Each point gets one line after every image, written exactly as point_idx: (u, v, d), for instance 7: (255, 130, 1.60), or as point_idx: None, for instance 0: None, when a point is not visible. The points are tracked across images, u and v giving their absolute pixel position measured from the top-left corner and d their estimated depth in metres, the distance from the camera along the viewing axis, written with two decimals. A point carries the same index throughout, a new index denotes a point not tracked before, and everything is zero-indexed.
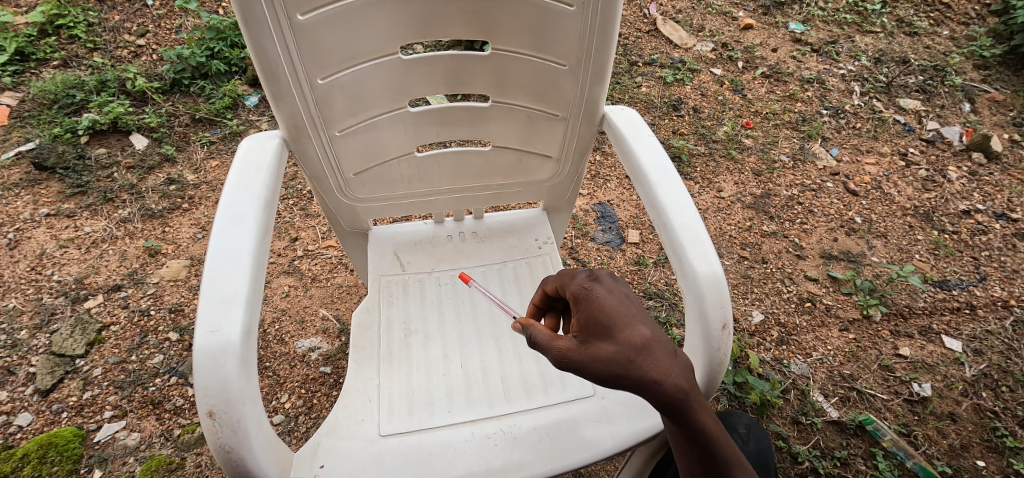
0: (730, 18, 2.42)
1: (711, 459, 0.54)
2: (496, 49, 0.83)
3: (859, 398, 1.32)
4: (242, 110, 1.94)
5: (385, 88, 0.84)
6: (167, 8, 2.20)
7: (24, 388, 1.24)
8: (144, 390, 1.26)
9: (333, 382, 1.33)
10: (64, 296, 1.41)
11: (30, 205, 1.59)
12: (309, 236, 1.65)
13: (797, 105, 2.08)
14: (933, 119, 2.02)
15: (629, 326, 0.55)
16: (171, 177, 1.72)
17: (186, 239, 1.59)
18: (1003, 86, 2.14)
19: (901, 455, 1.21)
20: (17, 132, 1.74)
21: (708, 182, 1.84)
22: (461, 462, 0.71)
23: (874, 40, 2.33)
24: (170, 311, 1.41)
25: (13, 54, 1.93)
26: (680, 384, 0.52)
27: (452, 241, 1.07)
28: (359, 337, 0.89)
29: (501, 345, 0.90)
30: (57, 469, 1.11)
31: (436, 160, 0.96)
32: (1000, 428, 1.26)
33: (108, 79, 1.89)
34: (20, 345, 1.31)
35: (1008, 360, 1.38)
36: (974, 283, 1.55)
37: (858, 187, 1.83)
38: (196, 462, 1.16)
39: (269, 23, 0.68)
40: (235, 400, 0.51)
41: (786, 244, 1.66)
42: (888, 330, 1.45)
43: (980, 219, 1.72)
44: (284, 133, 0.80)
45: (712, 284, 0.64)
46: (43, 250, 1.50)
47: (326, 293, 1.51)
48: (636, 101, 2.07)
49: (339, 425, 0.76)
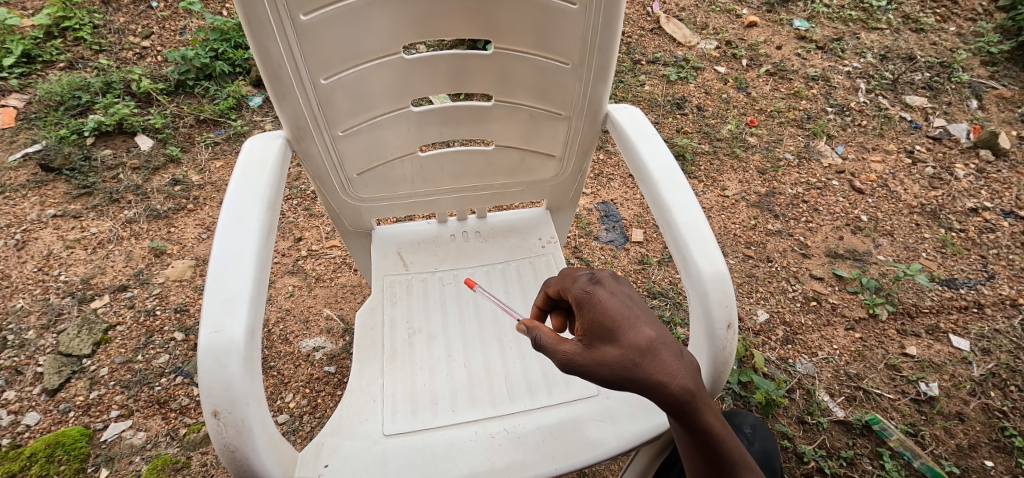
0: (734, 15, 2.41)
1: (718, 460, 0.53)
2: (498, 49, 0.83)
3: (865, 398, 1.31)
4: (247, 111, 1.96)
5: (388, 88, 0.84)
6: (172, 10, 2.22)
7: (31, 388, 1.24)
8: (150, 390, 1.27)
9: (338, 382, 1.33)
10: (71, 296, 1.42)
11: (36, 207, 1.60)
12: (313, 237, 1.65)
13: (802, 102, 2.07)
14: (940, 116, 2.00)
15: (634, 328, 0.54)
16: (176, 178, 1.73)
17: (192, 238, 1.60)
18: (1011, 82, 2.12)
19: (908, 455, 1.20)
20: (24, 134, 1.76)
21: (713, 180, 1.83)
22: (464, 463, 0.71)
23: (880, 37, 2.31)
24: (176, 311, 1.42)
25: (19, 56, 1.94)
26: (687, 385, 0.52)
27: (455, 240, 1.07)
28: (362, 337, 0.89)
29: (504, 345, 0.90)
30: (64, 468, 1.12)
31: (439, 160, 0.96)
32: (1008, 428, 1.24)
33: (113, 81, 1.89)
34: (28, 345, 1.32)
35: (1016, 359, 1.36)
36: (982, 281, 1.54)
37: (864, 185, 1.82)
38: (201, 461, 1.17)
39: (272, 25, 0.68)
40: (240, 400, 0.51)
41: (791, 243, 1.65)
42: (894, 329, 1.44)
43: (987, 217, 1.71)
44: (287, 133, 0.80)
45: (716, 283, 0.63)
46: (51, 250, 1.51)
47: (331, 293, 1.52)
48: (639, 100, 2.06)
49: (344, 425, 0.76)
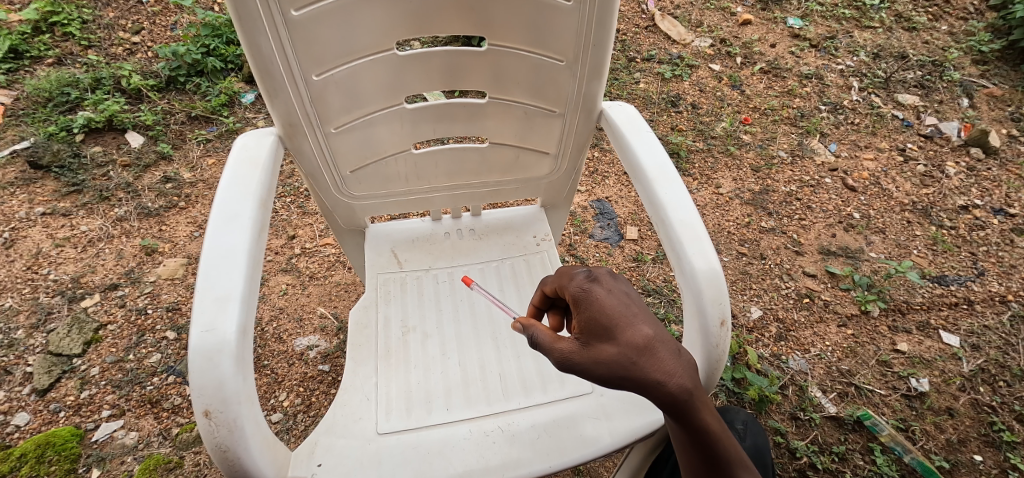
0: (728, 13, 2.42)
1: (714, 457, 0.54)
2: (492, 45, 0.83)
3: (857, 394, 1.32)
4: (239, 108, 1.94)
5: (380, 84, 0.83)
6: (162, 5, 2.19)
7: (21, 388, 1.23)
8: (142, 389, 1.26)
9: (332, 381, 1.33)
10: (61, 295, 1.40)
11: (25, 205, 1.58)
12: (307, 235, 1.64)
13: (796, 100, 2.08)
14: (932, 114, 2.02)
15: (631, 326, 0.54)
16: (168, 176, 1.71)
17: (184, 237, 1.58)
18: (1001, 81, 2.14)
19: (899, 450, 1.21)
20: (12, 131, 1.74)
21: (707, 178, 1.83)
22: (458, 460, 0.72)
23: (873, 35, 2.32)
24: (168, 310, 1.41)
25: (7, 52, 1.92)
26: (684, 383, 0.52)
27: (450, 238, 1.06)
28: (356, 335, 0.89)
29: (499, 343, 0.90)
30: (55, 469, 1.11)
31: (432, 157, 0.95)
32: (997, 422, 1.26)
33: (103, 77, 1.88)
34: (17, 344, 1.30)
35: (1005, 355, 1.38)
36: (972, 278, 1.55)
37: (856, 183, 1.83)
38: (195, 461, 1.16)
39: (262, 19, 0.68)
40: (232, 400, 0.51)
41: (785, 240, 1.66)
42: (886, 325, 1.45)
43: (978, 214, 1.72)
44: (279, 130, 0.79)
45: (710, 280, 0.64)
46: (39, 249, 1.49)
47: (325, 291, 1.51)
48: (634, 97, 2.06)
49: (337, 424, 0.76)
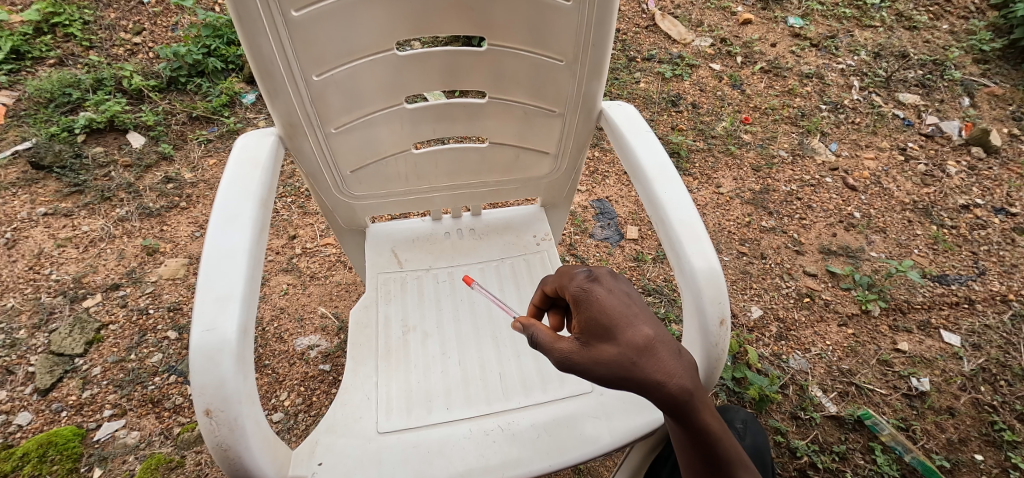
0: (729, 13, 2.42)
1: (714, 457, 0.54)
2: (492, 45, 0.83)
3: (858, 393, 1.32)
4: (240, 108, 1.94)
5: (380, 84, 0.83)
6: (163, 5, 2.19)
7: (23, 388, 1.24)
8: (143, 389, 1.26)
9: (333, 380, 1.33)
10: (63, 295, 1.41)
11: (27, 205, 1.59)
12: (308, 235, 1.65)
13: (797, 100, 2.07)
14: (933, 113, 2.02)
15: (631, 326, 0.54)
16: (169, 176, 1.72)
17: (185, 237, 1.59)
18: (1002, 80, 2.13)
19: (899, 449, 1.21)
20: (14, 131, 1.74)
21: (707, 177, 1.83)
22: (458, 459, 0.72)
23: (874, 34, 2.32)
24: (169, 310, 1.41)
25: (9, 53, 1.92)
26: (684, 384, 0.52)
27: (450, 238, 1.06)
28: (357, 334, 0.89)
29: (499, 342, 0.90)
30: (57, 468, 1.11)
31: (432, 157, 0.96)
32: (998, 422, 1.26)
33: (105, 77, 1.88)
34: (19, 344, 1.31)
35: (1006, 354, 1.38)
36: (973, 277, 1.55)
37: (857, 182, 1.83)
38: (196, 460, 1.16)
39: (262, 20, 0.68)
40: (233, 399, 0.51)
41: (785, 239, 1.66)
42: (886, 325, 1.45)
43: (979, 214, 1.72)
44: (279, 130, 0.79)
45: (709, 279, 0.64)
46: (41, 249, 1.50)
47: (326, 291, 1.51)
48: (634, 97, 2.06)
49: (337, 423, 0.76)
